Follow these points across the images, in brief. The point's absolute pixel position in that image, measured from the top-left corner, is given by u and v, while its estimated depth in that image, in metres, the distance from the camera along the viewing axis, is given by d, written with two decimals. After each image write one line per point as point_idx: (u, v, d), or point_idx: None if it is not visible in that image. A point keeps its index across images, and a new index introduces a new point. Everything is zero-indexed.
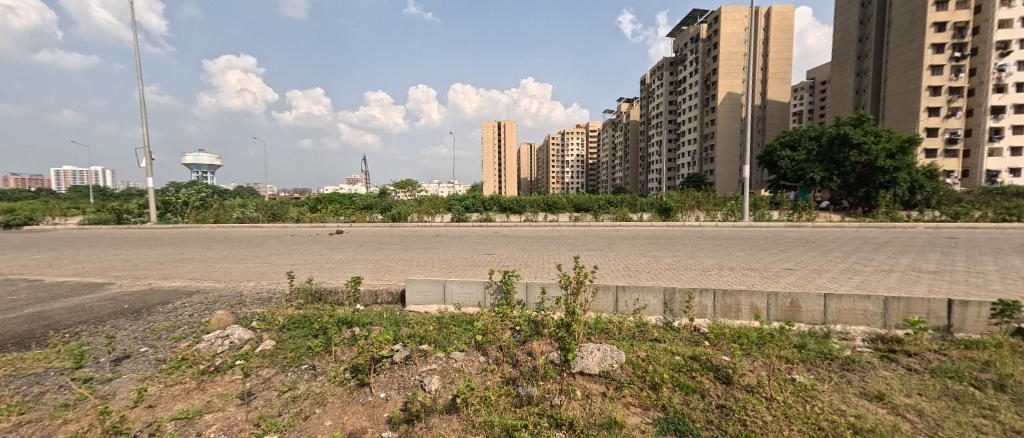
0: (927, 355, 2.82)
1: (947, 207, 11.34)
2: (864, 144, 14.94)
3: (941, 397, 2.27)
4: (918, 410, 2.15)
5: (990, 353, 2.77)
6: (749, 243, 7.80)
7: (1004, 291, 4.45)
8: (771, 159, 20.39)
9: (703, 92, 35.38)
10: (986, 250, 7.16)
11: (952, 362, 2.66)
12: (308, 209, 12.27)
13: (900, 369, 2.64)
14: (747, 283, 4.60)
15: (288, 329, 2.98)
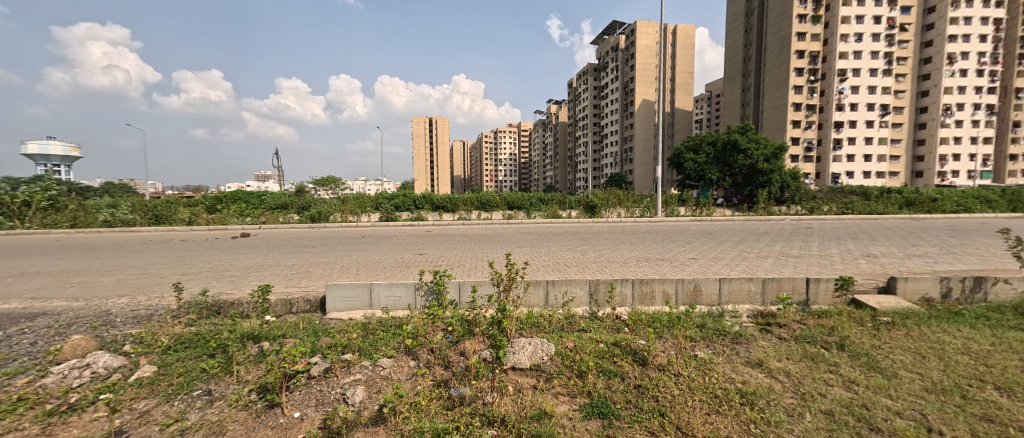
0: (793, 325, 3.39)
1: (806, 203, 13.55)
2: (748, 149, 17.34)
3: (803, 359, 2.74)
4: (787, 372, 2.57)
5: (834, 319, 3.42)
6: (662, 236, 8.63)
7: (844, 270, 5.54)
8: (679, 161, 22.16)
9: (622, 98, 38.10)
10: (835, 237, 8.79)
11: (809, 329, 3.24)
12: (199, 209, 10.63)
13: (774, 338, 3.14)
14: (659, 273, 5.08)
15: (175, 350, 2.60)
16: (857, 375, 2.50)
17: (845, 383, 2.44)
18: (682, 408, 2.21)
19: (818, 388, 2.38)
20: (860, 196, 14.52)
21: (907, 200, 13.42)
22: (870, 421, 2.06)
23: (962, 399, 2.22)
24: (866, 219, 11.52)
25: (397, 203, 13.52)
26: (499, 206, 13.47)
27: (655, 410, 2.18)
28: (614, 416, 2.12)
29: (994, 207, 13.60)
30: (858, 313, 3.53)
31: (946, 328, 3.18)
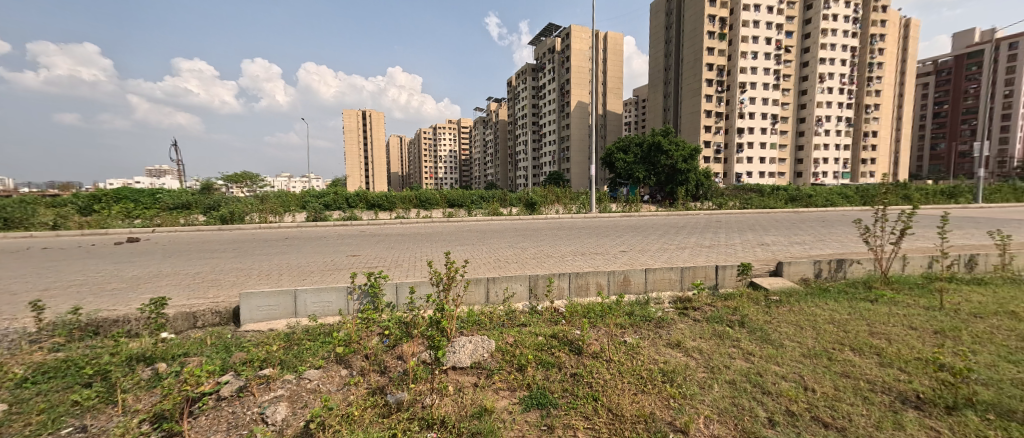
0: (704, 308, 3.86)
1: (716, 199, 15.36)
2: (670, 150, 19.01)
3: (713, 338, 3.11)
4: (699, 350, 2.89)
5: (735, 301, 3.98)
6: (596, 231, 9.14)
7: (745, 256, 6.38)
8: (610, 160, 23.11)
9: (559, 99, 39.38)
10: (739, 229, 10.03)
11: (716, 311, 3.72)
12: (70, 209, 9.10)
13: (689, 321, 3.53)
14: (594, 266, 5.39)
15: (34, 383, 2.18)
16: (754, 347, 2.91)
17: (745, 356, 2.81)
18: (613, 390, 2.37)
19: (724, 363, 2.70)
20: (756, 193, 16.76)
21: (790, 196, 16.11)
22: (763, 386, 2.39)
23: (832, 361, 2.67)
24: (761, 213, 13.72)
25: (326, 201, 12.61)
26: (439, 204, 13.22)
27: (589, 395, 2.31)
28: (552, 405, 2.20)
29: (853, 202, 16.59)
30: (754, 294, 4.15)
31: (816, 301, 3.89)
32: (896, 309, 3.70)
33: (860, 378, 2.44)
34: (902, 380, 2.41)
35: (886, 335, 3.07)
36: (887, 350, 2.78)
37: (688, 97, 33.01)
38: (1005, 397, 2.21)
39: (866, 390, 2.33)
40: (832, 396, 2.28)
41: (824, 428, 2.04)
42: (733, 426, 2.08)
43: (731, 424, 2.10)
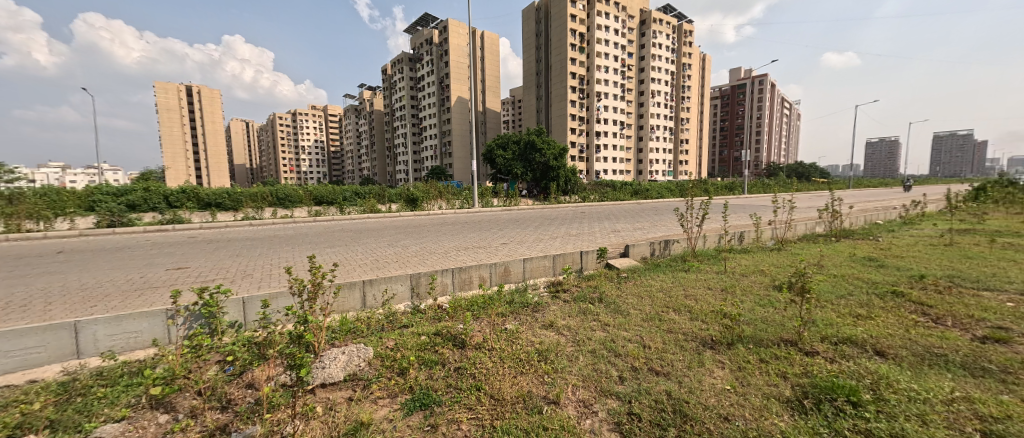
0: (572, 289, 4.44)
1: (581, 193, 17.38)
2: (543, 148, 20.62)
3: (578, 315, 3.62)
4: (568, 327, 3.34)
5: (595, 280, 4.72)
6: (478, 224, 9.39)
7: (603, 242, 7.39)
8: (490, 157, 23.74)
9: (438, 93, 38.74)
10: (599, 218, 11.57)
11: (581, 290, 4.34)
12: None
13: (562, 301, 4.02)
14: (476, 259, 5.51)
15: None
16: (609, 318, 3.52)
17: (602, 326, 3.36)
18: (496, 376, 2.48)
19: (588, 335, 3.17)
20: (610, 187, 19.47)
21: (634, 190, 19.28)
22: (616, 349, 2.91)
23: (661, 322, 3.45)
24: (614, 204, 16.25)
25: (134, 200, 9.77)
26: (303, 203, 11.73)
27: (473, 386, 2.37)
28: (435, 404, 2.19)
29: (675, 193, 20.83)
30: (610, 274, 4.94)
31: (652, 274, 4.97)
32: (700, 275, 4.98)
33: (678, 332, 3.22)
34: (703, 328, 3.28)
35: (694, 296, 4.15)
36: (694, 307, 3.77)
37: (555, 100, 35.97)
38: (759, 332, 3.19)
39: (682, 341, 3.06)
40: (662, 350, 2.90)
41: (657, 376, 2.58)
42: (594, 389, 2.44)
43: (593, 387, 2.45)
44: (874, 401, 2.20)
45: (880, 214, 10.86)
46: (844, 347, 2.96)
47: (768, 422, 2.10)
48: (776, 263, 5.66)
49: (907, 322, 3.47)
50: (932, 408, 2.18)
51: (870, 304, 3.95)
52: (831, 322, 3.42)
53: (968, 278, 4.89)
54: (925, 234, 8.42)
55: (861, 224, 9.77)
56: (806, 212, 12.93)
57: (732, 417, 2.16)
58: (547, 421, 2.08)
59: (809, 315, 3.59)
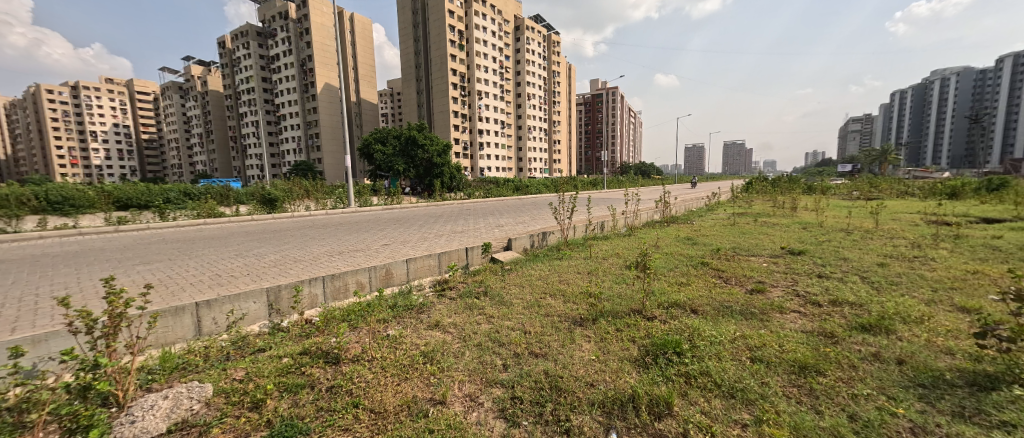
0: (457, 285, 4.44)
1: (466, 192, 17.53)
2: (425, 145, 19.93)
3: (464, 310, 3.64)
4: (453, 323, 3.33)
5: (480, 274, 4.82)
6: (356, 226, 8.61)
7: (487, 237, 7.58)
8: (368, 152, 21.98)
9: (300, 77, 34.13)
10: (483, 214, 11.78)
11: (467, 285, 4.39)
12: None
13: (447, 299, 3.99)
14: (352, 264, 5.06)
15: None
16: (493, 309, 3.64)
17: (486, 318, 3.45)
18: (378, 388, 2.29)
19: (472, 328, 3.22)
20: (494, 184, 20.10)
21: (516, 186, 20.25)
22: (500, 339, 3.01)
23: (539, 307, 3.70)
24: (498, 200, 16.98)
25: None
26: (98, 208, 8.36)
27: (349, 403, 2.14)
28: (302, 434, 1.91)
29: (551, 189, 22.75)
30: (494, 267, 5.09)
31: (531, 264, 5.30)
32: (571, 261, 5.53)
33: (554, 315, 3.52)
34: (575, 309, 3.66)
35: (567, 279, 4.59)
36: (566, 290, 4.18)
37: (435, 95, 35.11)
38: (616, 306, 3.71)
39: (557, 323, 3.35)
40: (540, 333, 3.12)
41: (536, 358, 2.76)
42: (480, 381, 2.47)
43: (478, 380, 2.47)
44: (692, 349, 2.76)
45: (694, 202, 13.78)
46: (674, 310, 3.67)
47: (622, 380, 2.44)
48: (627, 246, 6.66)
49: (710, 284, 4.50)
50: (728, 348, 2.85)
51: (689, 274, 4.97)
52: (665, 292, 4.22)
53: (744, 248, 6.56)
54: (721, 216, 11.02)
55: (683, 212, 12.25)
56: (649, 204, 15.58)
57: (596, 383, 2.44)
58: (433, 423, 2.01)
59: (651, 287, 4.33)
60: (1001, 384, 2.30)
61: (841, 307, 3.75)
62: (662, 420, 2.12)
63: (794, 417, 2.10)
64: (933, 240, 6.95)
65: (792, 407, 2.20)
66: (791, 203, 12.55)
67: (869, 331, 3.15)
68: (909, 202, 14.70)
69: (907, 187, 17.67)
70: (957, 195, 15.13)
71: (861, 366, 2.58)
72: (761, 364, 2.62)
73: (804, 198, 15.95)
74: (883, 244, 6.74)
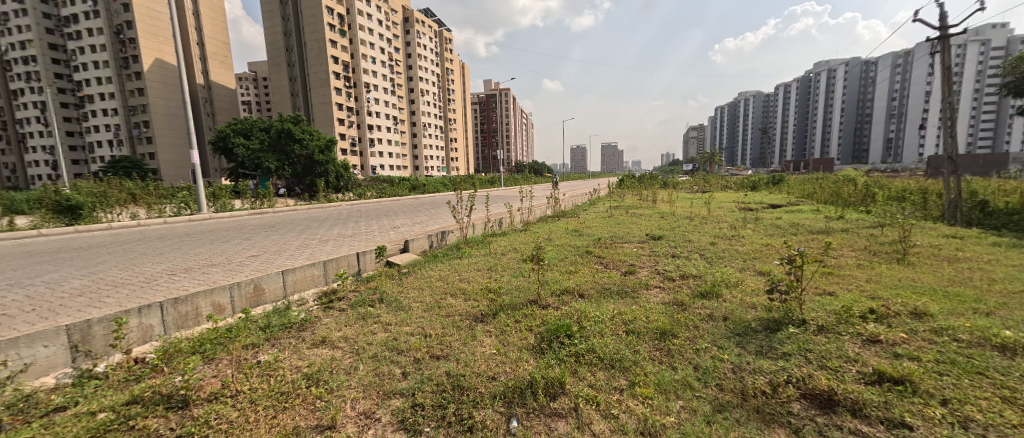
0: (347, 296, 4.00)
1: (356, 191, 16.45)
2: (304, 139, 17.20)
3: (355, 321, 3.31)
4: (340, 337, 2.99)
5: (375, 280, 4.44)
6: (212, 236, 7.16)
7: (381, 240, 7.06)
8: (226, 146, 18.59)
9: (115, 49, 26.97)
10: (374, 216, 10.95)
11: (360, 295, 4.00)
12: None
13: (334, 312, 3.57)
14: (208, 282, 4.17)
15: None
16: (388, 317, 3.38)
17: (381, 327, 3.19)
18: (245, 430, 1.93)
19: (364, 339, 2.95)
20: (387, 183, 19.02)
21: (411, 185, 19.56)
22: (397, 346, 2.82)
23: (440, 307, 3.59)
24: (392, 200, 16.18)
25: None
26: None
27: None
28: None
29: (448, 188, 22.43)
30: (390, 271, 4.76)
31: (430, 266, 5.08)
32: (471, 259, 5.46)
33: (455, 314, 3.42)
34: (474, 306, 3.62)
35: (468, 277, 4.51)
36: (467, 288, 4.11)
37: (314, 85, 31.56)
38: (514, 299, 3.77)
39: (458, 321, 3.28)
40: (440, 335, 3.01)
41: (437, 360, 2.66)
42: (376, 395, 2.27)
43: (374, 394, 2.27)
44: (581, 331, 2.98)
45: (578, 198, 15.01)
46: (565, 296, 3.90)
47: (520, 369, 2.50)
48: (524, 240, 6.88)
49: (593, 270, 4.91)
50: (609, 324, 3.18)
51: (577, 263, 5.33)
52: (557, 280, 4.47)
53: (619, 236, 7.35)
54: (601, 210, 12.23)
55: (570, 207, 13.29)
56: (540, 200, 16.56)
57: (498, 375, 2.45)
58: None
59: (545, 277, 4.52)
60: (781, 326, 3.13)
61: (688, 279, 4.50)
62: (557, 400, 2.24)
63: (657, 376, 2.45)
64: (745, 222, 8.90)
65: (656, 367, 2.57)
66: (654, 196, 14.65)
67: (707, 297, 3.88)
68: (731, 193, 18.60)
69: (727, 182, 22.41)
70: (758, 188, 19.81)
71: (701, 325, 3.19)
72: (634, 335, 3.00)
73: (663, 192, 18.82)
74: (715, 226, 8.35)
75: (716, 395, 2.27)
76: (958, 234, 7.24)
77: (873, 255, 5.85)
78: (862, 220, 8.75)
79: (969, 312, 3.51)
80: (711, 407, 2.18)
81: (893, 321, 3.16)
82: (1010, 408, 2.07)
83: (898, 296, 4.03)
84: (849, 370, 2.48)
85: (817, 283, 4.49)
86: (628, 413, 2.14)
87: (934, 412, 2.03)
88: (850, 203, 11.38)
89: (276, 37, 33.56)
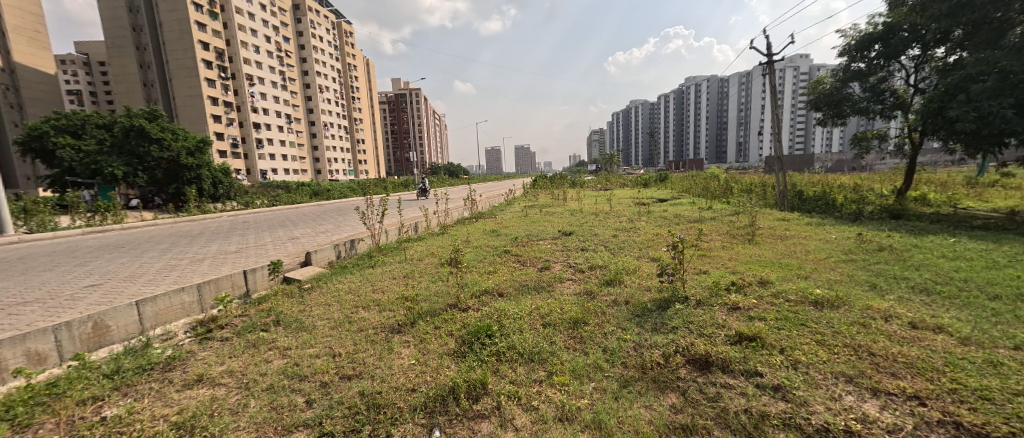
0: (233, 322, 3.53)
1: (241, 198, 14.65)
2: (163, 139, 13.99)
3: (245, 350, 2.96)
4: (230, 371, 2.66)
5: (270, 301, 4.03)
6: (27, 264, 5.52)
7: (277, 254, 6.30)
8: (45, 147, 14.71)
9: None
10: (266, 227, 9.67)
11: (251, 318, 3.58)
12: None
13: (215, 343, 3.12)
14: (17, 325, 3.19)
15: None
16: (289, 341, 3.11)
17: (281, 353, 2.94)
18: None
19: (260, 369, 2.67)
20: (282, 188, 16.98)
21: (312, 191, 17.85)
22: (303, 371, 2.63)
23: (350, 323, 3.46)
24: (288, 208, 14.52)
25: None
26: None
27: None
28: None
29: (356, 192, 21.00)
30: (288, 288, 4.40)
31: (337, 279, 4.82)
32: (385, 268, 5.34)
33: (369, 328, 3.34)
34: (391, 318, 3.55)
35: (382, 288, 4.39)
36: (381, 299, 4.00)
37: (178, 75, 26.71)
38: (432, 305, 3.78)
39: (372, 335, 3.19)
40: (353, 352, 2.90)
41: (350, 380, 2.54)
42: (273, 432, 2.07)
43: (272, 431, 2.08)
44: (501, 329, 3.11)
45: (495, 199, 15.19)
46: (485, 297, 4.00)
47: (442, 376, 2.51)
48: (441, 244, 6.78)
49: (510, 269, 5.02)
50: (528, 320, 3.37)
51: (495, 262, 5.36)
52: (475, 281, 4.53)
53: (534, 234, 7.54)
54: (517, 209, 12.51)
55: (488, 207, 13.38)
56: (457, 202, 16.37)
57: (417, 386, 2.44)
58: None
59: (464, 280, 4.57)
60: (670, 304, 3.67)
61: (596, 269, 4.93)
62: (479, 402, 2.28)
63: (572, 364, 2.68)
64: (641, 215, 9.87)
65: (571, 355, 2.81)
66: (565, 195, 15.45)
67: (611, 284, 4.35)
68: (628, 190, 20.64)
69: (624, 180, 24.78)
70: (649, 185, 22.35)
71: (607, 311, 3.58)
72: (550, 327, 3.24)
73: (572, 191, 20.08)
74: (617, 220, 9.09)
75: (622, 373, 2.56)
76: (788, 217, 9.03)
77: (733, 237, 6.91)
78: (726, 209, 10.37)
79: (795, 278, 4.41)
80: (618, 384, 2.45)
81: (748, 289, 4.05)
82: (821, 349, 2.72)
83: (750, 268, 4.86)
84: (719, 335, 3.03)
85: (695, 264, 5.21)
86: (548, 402, 2.29)
87: (778, 360, 2.58)
88: (718, 195, 13.47)
89: (118, 15, 27.66)
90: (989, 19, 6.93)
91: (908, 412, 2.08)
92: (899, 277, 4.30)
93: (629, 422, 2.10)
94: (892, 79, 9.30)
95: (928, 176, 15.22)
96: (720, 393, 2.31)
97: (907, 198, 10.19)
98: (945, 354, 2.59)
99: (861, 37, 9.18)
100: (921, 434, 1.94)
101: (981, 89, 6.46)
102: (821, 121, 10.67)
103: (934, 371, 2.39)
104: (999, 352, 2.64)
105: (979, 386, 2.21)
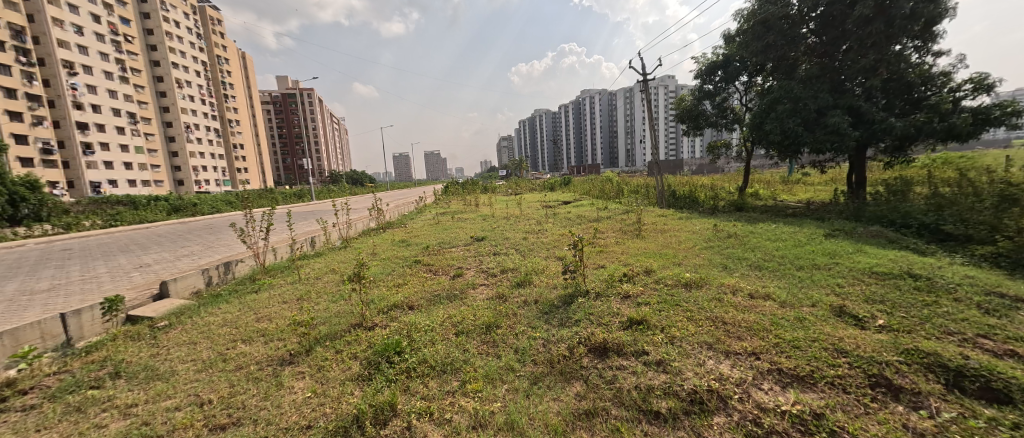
0: (44, 383, 2.85)
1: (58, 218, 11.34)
2: None
3: (64, 417, 2.43)
4: None
5: (105, 349, 3.36)
6: None
7: (116, 288, 5.16)
8: None
9: None
10: (100, 254, 7.76)
11: (73, 375, 2.94)
12: None
13: (14, 416, 2.49)
14: None
15: None
16: (135, 396, 2.66)
17: (121, 412, 2.49)
18: None
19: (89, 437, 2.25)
20: (126, 203, 13.66)
21: (172, 206, 14.90)
22: (156, 429, 2.31)
23: (226, 362, 3.10)
24: (137, 229, 11.88)
25: None
26: None
27: None
28: None
29: (234, 206, 18.16)
30: (134, 329, 3.73)
31: (207, 310, 4.27)
32: (273, 291, 4.92)
33: (250, 364, 3.04)
34: (279, 348, 3.30)
35: (268, 316, 4.03)
36: (267, 328, 3.68)
37: None
38: (333, 328, 3.64)
39: (256, 372, 2.93)
40: (228, 396, 2.62)
41: (223, 431, 2.31)
42: None
43: None
44: (411, 344, 3.11)
45: (405, 208, 14.73)
46: (394, 312, 4.01)
47: (344, 405, 2.44)
48: (343, 259, 6.55)
49: (422, 279, 5.14)
50: (439, 331, 3.44)
51: (405, 274, 5.39)
52: (382, 297, 4.48)
53: (446, 242, 7.51)
54: (428, 217, 12.30)
55: (397, 217, 12.88)
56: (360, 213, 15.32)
57: (314, 422, 2.33)
58: None
59: (370, 296, 4.47)
60: (574, 299, 4.07)
61: (507, 273, 5.25)
62: (387, 426, 2.28)
63: (484, 370, 2.81)
64: (549, 217, 10.47)
65: (484, 361, 2.95)
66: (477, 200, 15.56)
67: (522, 285, 4.67)
68: (536, 193, 21.85)
69: (531, 183, 26.04)
70: (554, 188, 23.95)
71: (518, 312, 3.82)
72: (463, 335, 3.35)
73: (482, 197, 20.36)
74: (527, 224, 9.51)
75: (532, 370, 2.78)
76: (666, 213, 10.44)
77: (623, 234, 7.80)
78: (616, 209, 11.60)
79: (671, 265, 5.22)
80: (527, 382, 2.65)
81: (636, 278, 4.67)
82: (691, 323, 3.30)
83: (638, 260, 5.57)
84: (614, 322, 3.45)
85: (594, 259, 5.77)
86: (461, 413, 2.38)
87: (659, 338, 3.05)
88: (610, 196, 14.99)
89: None
90: (786, 57, 9.07)
91: (749, 367, 2.64)
92: (741, 258, 5.38)
93: (539, 417, 2.29)
94: (731, 99, 11.62)
95: (759, 176, 19.21)
96: (616, 375, 2.64)
97: (746, 194, 12.75)
98: (772, 316, 3.33)
99: (708, 64, 11.36)
100: (758, 382, 2.47)
101: (784, 110, 8.44)
102: (684, 131, 12.74)
103: (765, 330, 3.06)
104: (805, 309, 3.51)
105: (792, 338, 2.91)
